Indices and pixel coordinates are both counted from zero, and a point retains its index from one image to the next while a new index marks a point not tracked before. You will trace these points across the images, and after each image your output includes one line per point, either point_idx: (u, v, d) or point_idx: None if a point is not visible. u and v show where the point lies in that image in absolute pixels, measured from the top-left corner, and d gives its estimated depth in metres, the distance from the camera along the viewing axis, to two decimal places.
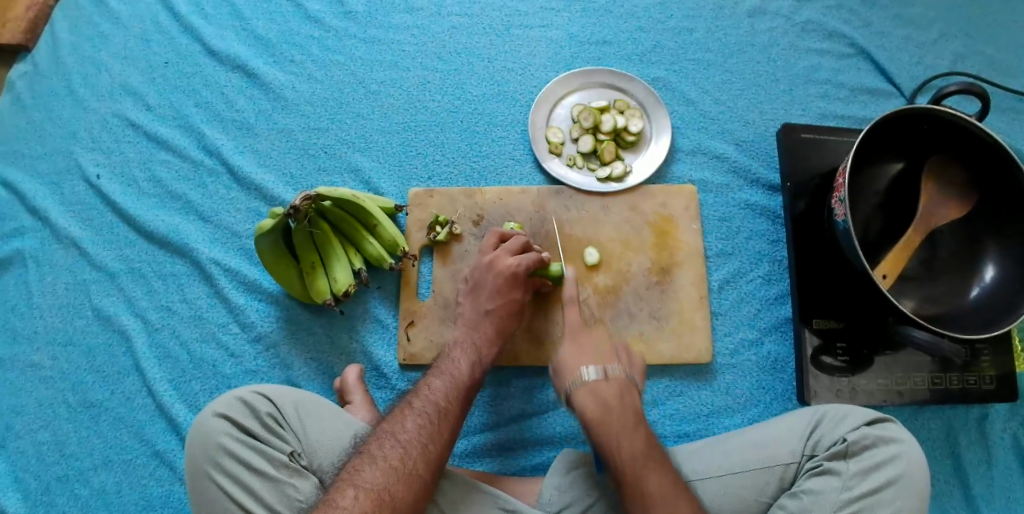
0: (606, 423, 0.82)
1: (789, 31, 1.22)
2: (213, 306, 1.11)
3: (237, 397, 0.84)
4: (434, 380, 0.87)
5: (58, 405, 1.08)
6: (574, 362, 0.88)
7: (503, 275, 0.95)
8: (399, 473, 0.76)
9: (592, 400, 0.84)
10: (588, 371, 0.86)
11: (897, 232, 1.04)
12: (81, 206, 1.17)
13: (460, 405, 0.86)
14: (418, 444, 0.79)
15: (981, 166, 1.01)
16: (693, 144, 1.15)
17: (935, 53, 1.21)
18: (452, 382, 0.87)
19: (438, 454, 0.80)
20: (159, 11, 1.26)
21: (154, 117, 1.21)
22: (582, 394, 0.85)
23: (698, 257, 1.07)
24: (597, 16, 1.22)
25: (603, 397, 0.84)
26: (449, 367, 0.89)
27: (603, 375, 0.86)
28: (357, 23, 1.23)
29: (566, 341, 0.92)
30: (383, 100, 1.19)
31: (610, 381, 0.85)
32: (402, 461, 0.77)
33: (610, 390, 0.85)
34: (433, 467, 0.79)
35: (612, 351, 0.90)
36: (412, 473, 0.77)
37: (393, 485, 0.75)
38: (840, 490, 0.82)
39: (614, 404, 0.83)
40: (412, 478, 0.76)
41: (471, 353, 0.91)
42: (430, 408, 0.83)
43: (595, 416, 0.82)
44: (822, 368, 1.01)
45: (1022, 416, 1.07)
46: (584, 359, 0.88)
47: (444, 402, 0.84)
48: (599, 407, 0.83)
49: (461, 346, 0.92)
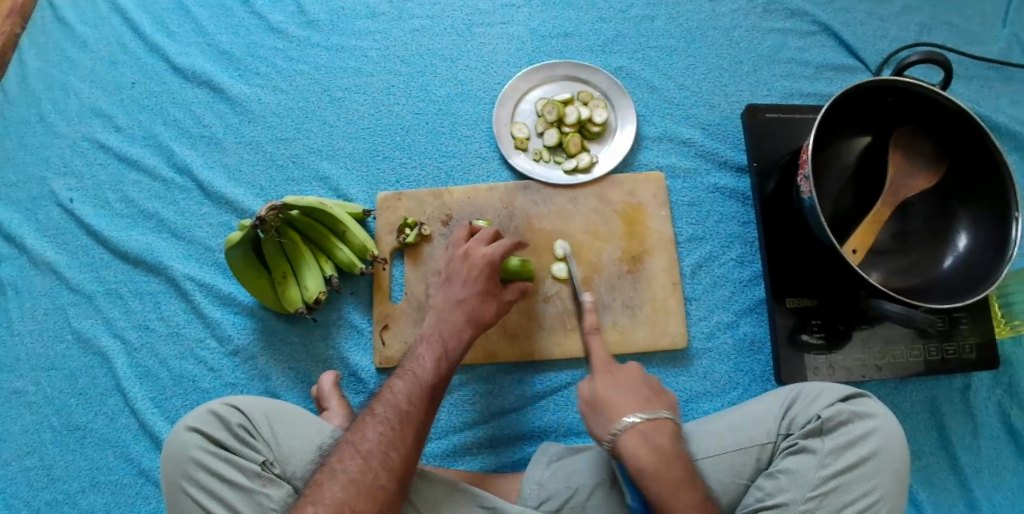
0: (662, 478, 0.78)
1: (751, 13, 1.21)
2: (191, 322, 1.11)
3: (208, 410, 0.84)
4: (396, 383, 0.86)
5: (44, 430, 1.09)
6: (617, 405, 0.84)
7: (479, 267, 0.94)
8: (357, 484, 0.76)
9: (647, 446, 0.80)
10: (634, 416, 0.82)
11: (866, 206, 1.03)
12: (56, 230, 1.17)
13: (423, 406, 0.84)
14: (379, 453, 0.79)
15: (948, 134, 1.00)
16: (658, 131, 1.15)
17: (899, 26, 1.21)
18: (415, 383, 0.86)
19: (401, 458, 0.79)
20: (124, 31, 1.27)
21: (124, 137, 1.21)
22: (630, 442, 0.81)
23: (668, 243, 1.07)
24: (558, 10, 1.22)
25: (657, 444, 0.81)
26: (413, 367, 0.88)
27: (653, 419, 0.82)
28: (321, 31, 1.23)
29: (602, 377, 0.89)
30: (349, 107, 1.19)
31: (660, 424, 0.82)
32: (362, 471, 0.77)
33: (661, 437, 0.81)
34: (395, 474, 0.78)
35: (652, 391, 0.87)
36: (372, 483, 0.77)
37: (354, 497, 0.75)
38: (817, 468, 0.81)
39: (670, 453, 0.80)
40: (373, 488, 0.76)
41: (437, 348, 0.90)
42: (391, 415, 0.82)
43: (651, 467, 0.79)
44: (798, 347, 1.01)
45: (1005, 383, 1.07)
46: (627, 403, 0.85)
47: (406, 405, 0.84)
48: (654, 457, 0.79)
49: (428, 342, 0.91)
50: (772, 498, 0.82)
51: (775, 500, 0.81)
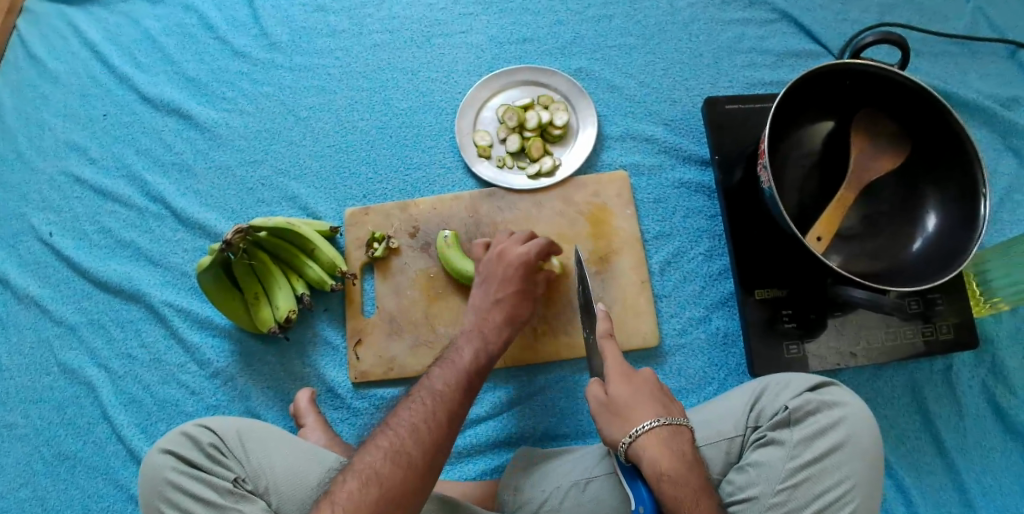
0: (682, 482, 0.73)
1: (709, 5, 1.21)
2: (171, 347, 1.13)
3: (181, 432, 0.87)
4: (435, 369, 0.85)
5: (35, 461, 1.11)
6: (637, 408, 0.79)
7: (517, 264, 0.96)
8: (386, 450, 0.74)
9: (668, 451, 0.75)
10: (656, 421, 0.77)
11: (831, 190, 1.01)
12: (38, 264, 1.20)
13: (459, 389, 0.82)
14: (408, 422, 0.77)
15: (910, 115, 0.99)
16: (621, 130, 1.15)
17: (860, 8, 1.20)
18: (452, 368, 0.85)
19: (431, 434, 0.76)
20: (94, 65, 1.30)
21: (99, 169, 1.24)
22: (650, 446, 0.76)
23: (634, 241, 1.07)
24: (516, 15, 1.23)
25: (678, 450, 0.76)
26: (452, 356, 0.88)
27: (674, 424, 0.78)
28: (284, 53, 1.25)
29: (618, 379, 0.82)
30: (314, 125, 1.20)
31: (680, 431, 0.78)
32: (390, 440, 0.75)
33: (680, 444, 0.77)
34: (423, 446, 0.75)
35: (667, 399, 0.83)
36: (400, 450, 0.74)
37: (380, 462, 0.73)
38: (785, 460, 0.80)
39: (688, 460, 0.76)
40: (400, 454, 0.74)
41: (476, 342, 0.90)
42: (426, 393, 0.81)
43: (672, 472, 0.74)
44: (771, 338, 1.00)
45: (987, 362, 1.05)
46: (649, 406, 0.80)
47: (441, 387, 0.82)
48: (675, 461, 0.75)
49: (467, 335, 0.91)
50: (743, 492, 0.81)
51: (746, 493, 0.81)
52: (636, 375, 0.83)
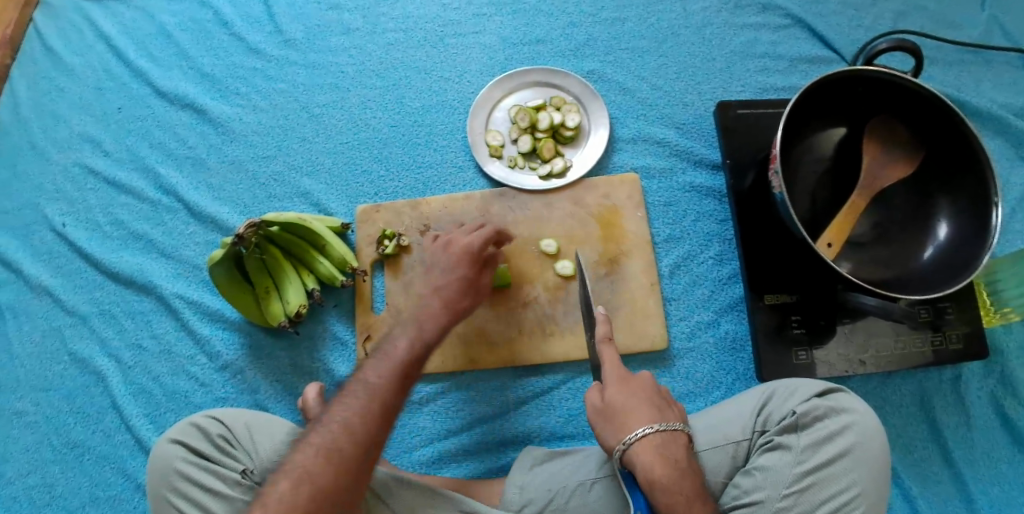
0: (674, 489, 0.74)
1: (723, 10, 1.21)
2: (181, 339, 1.14)
3: (190, 423, 0.87)
4: (370, 362, 0.82)
5: (45, 449, 1.12)
6: (631, 413, 0.79)
7: (459, 254, 0.94)
8: (317, 448, 0.72)
9: (660, 458, 0.76)
10: (651, 427, 0.77)
11: (842, 198, 1.02)
12: (51, 254, 1.21)
13: (395, 382, 0.79)
14: (343, 419, 0.75)
15: (923, 123, 0.99)
16: (633, 133, 1.15)
17: (874, 15, 1.20)
18: (388, 361, 0.81)
19: (366, 430, 0.74)
20: (110, 58, 1.31)
21: (112, 161, 1.25)
22: (644, 452, 0.76)
23: (645, 244, 1.07)
24: (529, 17, 1.23)
25: (670, 456, 0.76)
26: (387, 348, 0.84)
27: (668, 430, 0.78)
28: (298, 50, 1.26)
29: (615, 383, 0.82)
30: (327, 122, 1.21)
31: (674, 436, 0.78)
32: (324, 437, 0.73)
33: (673, 449, 0.77)
34: (358, 443, 0.73)
35: (665, 403, 0.83)
36: (333, 449, 0.72)
37: (313, 462, 0.71)
38: (792, 465, 0.80)
39: (683, 467, 0.76)
40: (333, 452, 0.72)
41: (414, 333, 0.85)
42: (360, 388, 0.78)
43: (665, 480, 0.74)
44: (781, 344, 1.00)
45: (996, 372, 1.05)
46: (643, 411, 0.80)
47: (377, 379, 0.79)
48: (668, 468, 0.75)
49: (405, 327, 0.86)
50: (748, 496, 0.81)
51: (751, 497, 0.81)
52: (633, 379, 0.83)
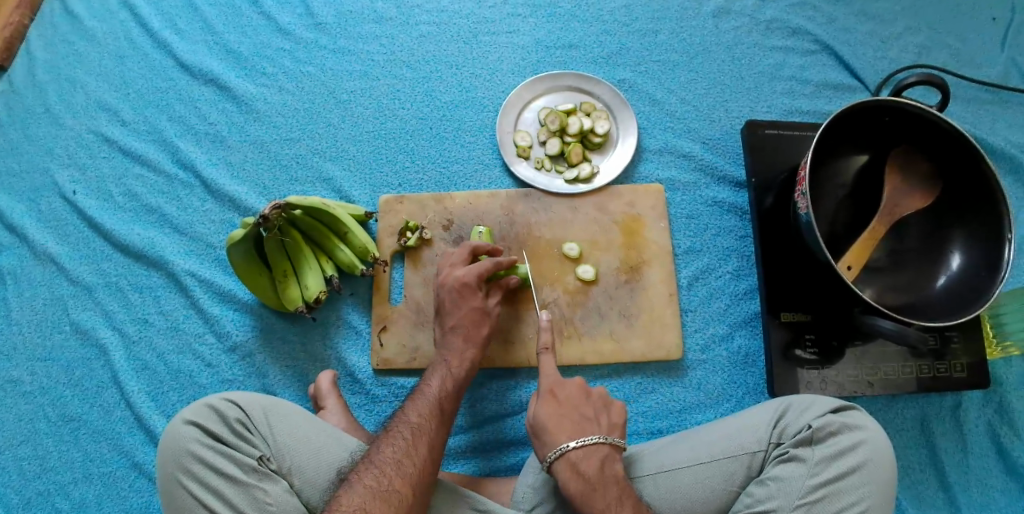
0: (590, 503, 0.79)
1: (754, 30, 1.23)
2: (190, 317, 1.12)
3: (208, 404, 0.83)
4: (408, 405, 0.89)
5: (38, 420, 1.08)
6: (553, 429, 0.83)
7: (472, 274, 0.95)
8: (372, 489, 0.76)
9: (574, 474, 0.81)
10: (568, 443, 0.82)
11: (862, 222, 1.04)
12: (59, 221, 1.18)
13: (434, 423, 0.87)
14: (393, 461, 0.80)
15: (944, 156, 1.01)
16: (659, 144, 1.17)
17: (898, 47, 1.23)
18: (426, 401, 0.89)
19: (416, 470, 0.80)
20: (132, 26, 1.29)
21: (129, 131, 1.23)
22: (562, 471, 0.81)
23: (666, 254, 1.09)
24: (564, 21, 1.24)
25: (583, 470, 0.81)
26: (423, 390, 0.91)
27: (584, 446, 0.82)
28: (328, 34, 1.25)
29: (543, 399, 0.87)
30: (355, 109, 1.21)
31: (592, 451, 0.82)
32: (378, 480, 0.77)
33: (591, 463, 0.81)
34: (411, 482, 0.79)
35: (590, 411, 0.86)
36: (387, 489, 0.77)
37: (369, 502, 0.75)
38: (806, 477, 0.79)
39: (595, 480, 0.80)
40: (389, 494, 0.76)
41: (442, 370, 0.94)
42: (404, 430, 0.84)
43: (579, 496, 0.79)
44: (794, 361, 1.02)
45: (995, 402, 1.07)
46: (564, 426, 0.84)
47: (418, 420, 0.86)
48: (581, 484, 0.80)
49: (434, 368, 0.95)
50: (762, 504, 0.80)
51: (765, 505, 0.79)
52: (560, 394, 0.87)
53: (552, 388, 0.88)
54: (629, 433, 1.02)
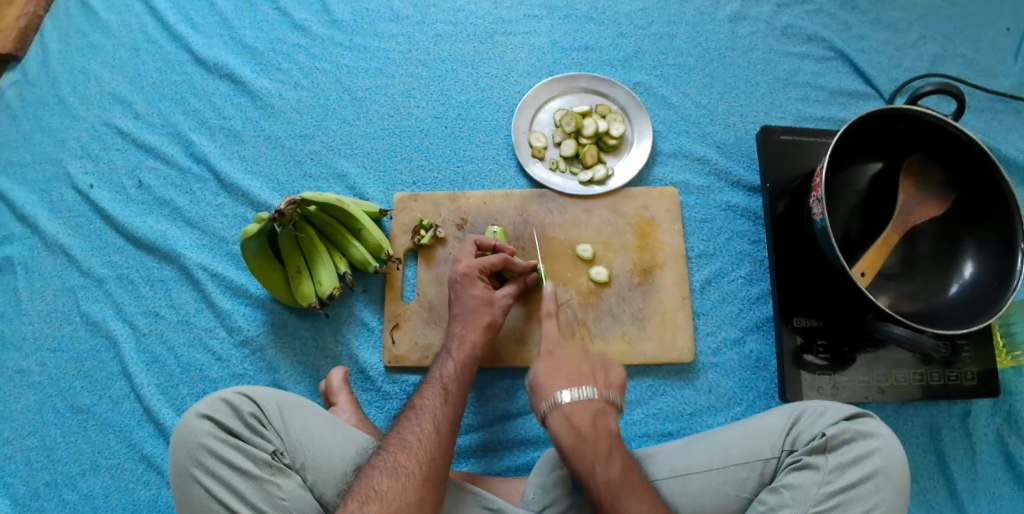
0: (580, 456, 0.78)
1: (769, 36, 1.24)
2: (201, 311, 1.11)
3: (221, 398, 0.83)
4: (421, 385, 0.90)
5: (46, 411, 1.08)
6: (549, 382, 0.84)
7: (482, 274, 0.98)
8: (381, 468, 0.78)
9: (566, 426, 0.80)
10: (561, 395, 0.81)
11: (875, 230, 1.03)
12: (71, 212, 1.18)
13: (440, 398, 0.86)
14: (400, 440, 0.81)
15: (956, 164, 1.01)
16: (674, 148, 1.17)
17: (914, 56, 1.23)
18: (433, 380, 0.89)
19: (422, 445, 0.80)
20: (148, 20, 1.29)
21: (143, 123, 1.23)
22: (555, 422, 0.81)
23: (679, 257, 1.09)
24: (580, 23, 1.24)
25: (576, 423, 0.80)
26: (435, 371, 0.91)
27: (577, 399, 0.81)
28: (344, 31, 1.25)
29: (541, 356, 0.88)
30: (369, 107, 1.21)
31: (585, 404, 0.81)
32: (385, 459, 0.79)
33: (584, 416, 0.81)
34: (417, 457, 0.79)
35: (587, 367, 0.85)
36: (395, 467, 0.78)
37: (378, 481, 0.77)
38: (819, 485, 0.79)
39: (587, 434, 0.79)
40: (397, 470, 0.78)
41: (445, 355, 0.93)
42: (410, 411, 0.86)
43: (568, 446, 0.79)
44: (804, 366, 1.02)
45: (1004, 411, 1.07)
46: (559, 379, 0.84)
47: (424, 399, 0.87)
48: (572, 437, 0.79)
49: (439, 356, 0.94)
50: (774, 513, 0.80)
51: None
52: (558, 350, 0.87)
53: (551, 348, 0.88)
54: (640, 435, 1.02)
